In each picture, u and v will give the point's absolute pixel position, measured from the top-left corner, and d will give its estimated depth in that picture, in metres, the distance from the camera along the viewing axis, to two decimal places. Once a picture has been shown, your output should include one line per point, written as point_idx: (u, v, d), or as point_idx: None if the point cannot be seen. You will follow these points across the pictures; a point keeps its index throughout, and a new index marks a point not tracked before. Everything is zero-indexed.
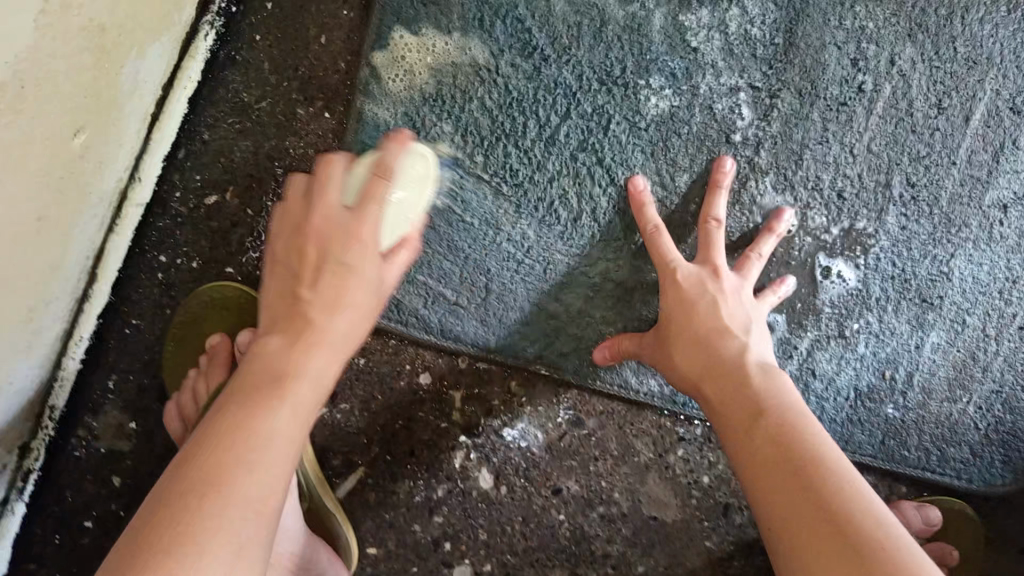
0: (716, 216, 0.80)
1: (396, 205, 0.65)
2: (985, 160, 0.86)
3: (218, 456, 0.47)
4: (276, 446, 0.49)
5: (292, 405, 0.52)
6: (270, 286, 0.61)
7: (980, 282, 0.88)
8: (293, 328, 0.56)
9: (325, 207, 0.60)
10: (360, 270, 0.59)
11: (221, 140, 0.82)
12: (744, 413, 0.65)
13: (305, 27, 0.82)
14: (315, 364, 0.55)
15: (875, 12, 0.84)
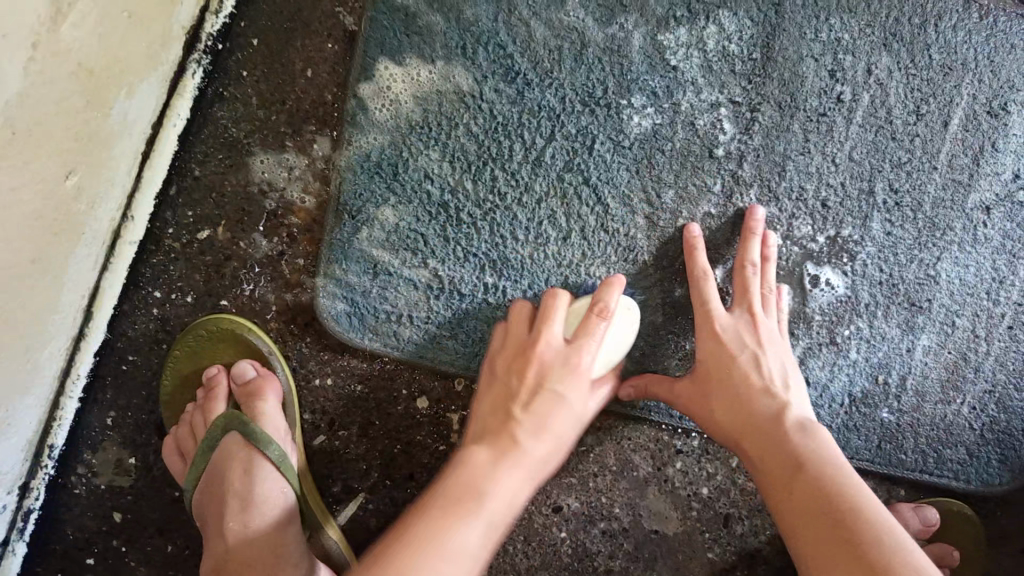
0: (750, 259, 0.81)
1: (614, 330, 0.76)
2: (965, 164, 0.88)
3: (408, 560, 0.54)
4: (477, 562, 0.57)
5: (488, 517, 0.60)
6: (477, 419, 0.71)
7: (967, 284, 0.89)
8: (498, 448, 0.66)
9: (541, 342, 0.73)
10: (550, 414, 0.69)
11: (212, 175, 0.83)
12: (782, 468, 0.67)
13: (290, 62, 0.82)
14: (508, 475, 0.64)
15: (851, 23, 0.85)
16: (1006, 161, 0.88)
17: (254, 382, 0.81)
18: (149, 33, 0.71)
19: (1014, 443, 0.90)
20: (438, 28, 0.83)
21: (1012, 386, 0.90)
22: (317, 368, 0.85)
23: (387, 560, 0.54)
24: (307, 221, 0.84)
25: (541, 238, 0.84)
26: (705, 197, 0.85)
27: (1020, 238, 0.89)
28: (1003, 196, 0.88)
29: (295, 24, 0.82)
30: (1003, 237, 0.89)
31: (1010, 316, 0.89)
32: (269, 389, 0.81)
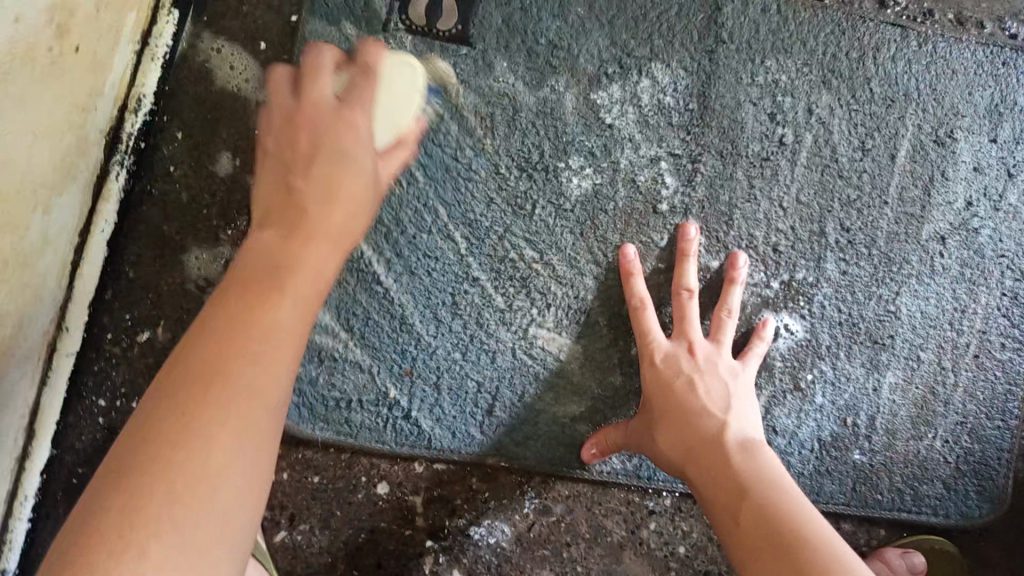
0: (687, 286, 0.80)
1: (397, 102, 0.68)
2: (916, 196, 0.86)
3: (180, 433, 0.45)
4: (279, 384, 0.50)
5: (297, 292, 0.54)
6: (268, 190, 0.65)
7: (929, 316, 0.87)
8: (290, 230, 0.58)
9: (348, 148, 0.64)
10: (347, 205, 0.62)
11: (147, 276, 0.80)
12: (727, 490, 0.65)
13: (217, 152, 0.79)
14: (314, 258, 0.57)
15: (788, 63, 0.83)
16: (958, 189, 0.86)
17: None
18: (66, 137, 0.68)
19: (990, 472, 0.88)
20: None
21: (984, 416, 0.88)
22: None
23: (134, 466, 0.43)
24: None
25: (490, 307, 0.82)
26: (653, 253, 0.83)
27: (979, 266, 0.87)
28: (958, 224, 0.86)
29: (219, 113, 0.79)
30: (961, 265, 0.87)
31: (975, 344, 0.88)
32: None
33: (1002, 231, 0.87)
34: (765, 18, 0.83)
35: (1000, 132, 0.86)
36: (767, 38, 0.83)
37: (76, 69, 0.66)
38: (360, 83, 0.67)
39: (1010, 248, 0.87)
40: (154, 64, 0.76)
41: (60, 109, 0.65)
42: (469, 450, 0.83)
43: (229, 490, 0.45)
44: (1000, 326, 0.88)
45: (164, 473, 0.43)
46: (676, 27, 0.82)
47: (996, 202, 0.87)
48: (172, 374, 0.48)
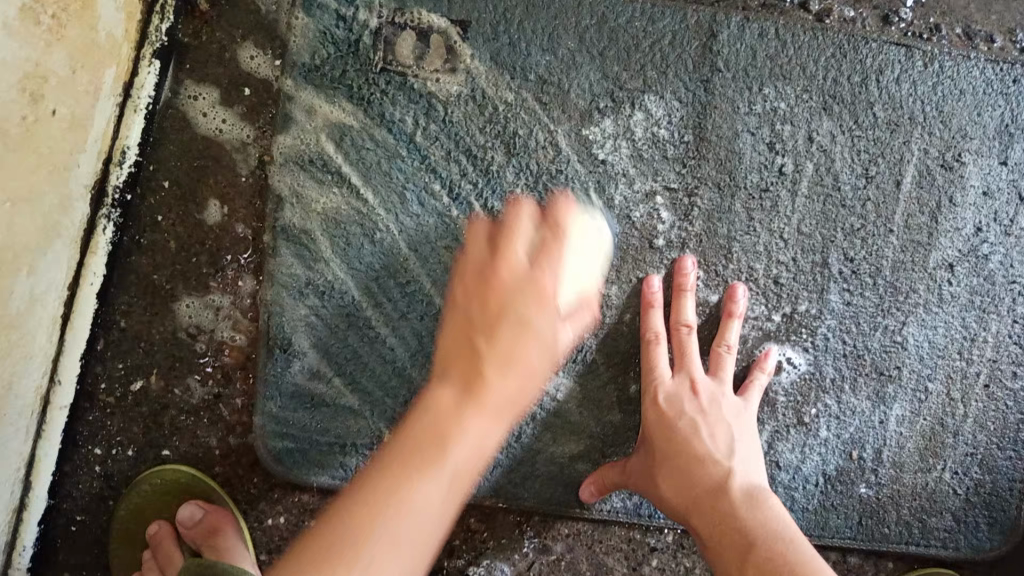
0: (686, 321, 0.79)
1: (573, 262, 0.66)
2: (923, 223, 0.83)
3: (407, 471, 0.52)
4: (456, 420, 0.54)
5: (445, 472, 0.52)
6: (449, 337, 0.61)
7: (937, 346, 0.84)
8: (469, 387, 0.56)
9: (498, 265, 0.62)
10: (540, 328, 0.60)
11: (138, 325, 0.79)
12: (736, 544, 0.66)
13: (204, 201, 0.79)
14: (484, 424, 0.55)
15: (787, 89, 0.81)
16: (966, 215, 0.83)
17: (207, 521, 0.77)
18: (50, 198, 0.67)
19: (1002, 504, 0.86)
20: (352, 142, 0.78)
21: (995, 447, 0.86)
22: (268, 507, 0.81)
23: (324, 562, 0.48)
24: (240, 360, 0.80)
25: None
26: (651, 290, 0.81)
27: (989, 292, 0.84)
28: (967, 251, 0.84)
29: (205, 160, 0.78)
30: (971, 293, 0.84)
31: (985, 373, 0.85)
32: (226, 522, 0.77)
33: (1013, 256, 0.84)
34: (762, 44, 0.81)
35: (1011, 153, 0.83)
36: (765, 64, 0.81)
37: (56, 132, 0.65)
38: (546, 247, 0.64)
39: (1022, 273, 0.84)
40: (137, 116, 0.76)
41: (37, 175, 0.64)
42: (467, 492, 0.82)
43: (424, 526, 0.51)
44: (1011, 354, 0.85)
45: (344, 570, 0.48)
46: (670, 57, 0.80)
47: (1007, 227, 0.83)
48: (341, 527, 0.50)
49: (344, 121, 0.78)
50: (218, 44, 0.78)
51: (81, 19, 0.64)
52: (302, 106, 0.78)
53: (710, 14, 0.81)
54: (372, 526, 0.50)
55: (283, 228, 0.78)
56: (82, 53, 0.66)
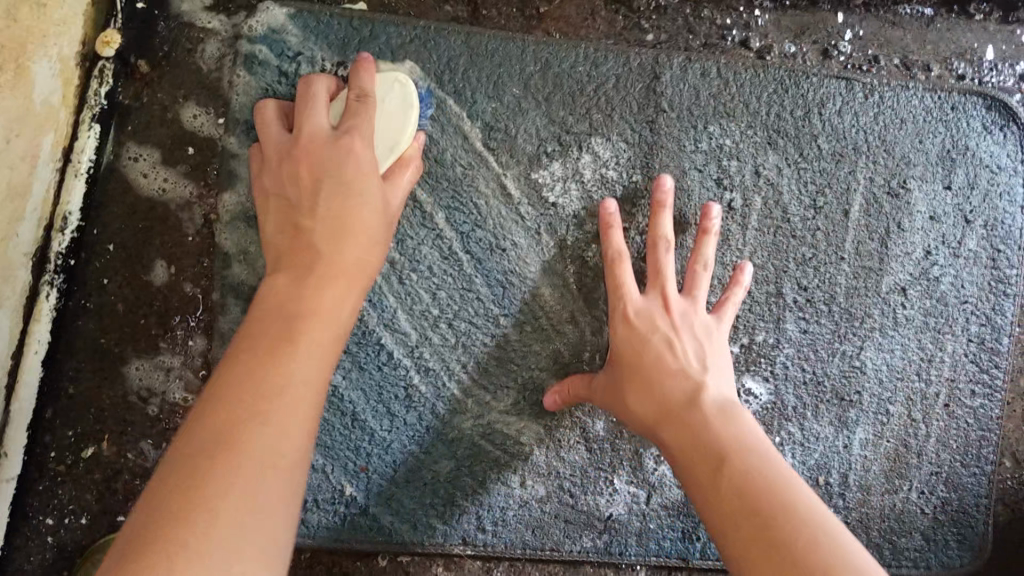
0: (661, 236, 0.77)
1: (377, 144, 0.68)
2: (873, 249, 0.84)
3: (240, 427, 0.50)
4: (302, 400, 0.54)
5: (285, 402, 0.52)
6: (266, 292, 0.60)
7: (895, 369, 0.85)
8: (286, 336, 0.56)
9: (354, 201, 0.64)
10: (325, 270, 0.61)
11: (87, 390, 0.77)
12: (707, 452, 0.62)
13: (152, 261, 0.78)
14: (302, 367, 0.55)
15: (731, 126, 0.82)
16: (915, 239, 0.84)
17: None
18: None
19: (970, 520, 0.86)
20: None
21: (959, 464, 0.85)
22: None
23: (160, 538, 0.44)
24: None
25: (445, 398, 0.79)
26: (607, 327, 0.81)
27: (942, 313, 0.85)
28: (918, 274, 0.84)
29: (152, 220, 0.78)
30: (925, 314, 0.84)
31: (944, 394, 0.85)
32: None
33: (964, 276, 0.84)
34: (705, 83, 0.83)
35: (954, 177, 0.84)
36: (708, 102, 0.82)
37: None
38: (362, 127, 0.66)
39: (973, 292, 0.85)
40: (78, 180, 0.75)
41: None
42: (433, 542, 0.80)
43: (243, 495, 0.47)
44: (968, 372, 0.85)
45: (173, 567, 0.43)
46: (614, 99, 0.82)
47: (955, 248, 0.84)
48: (162, 495, 0.46)
49: None
50: (160, 105, 0.78)
51: (15, 85, 0.64)
52: (247, 161, 0.78)
53: (652, 57, 0.82)
54: (187, 507, 0.45)
55: (233, 283, 0.78)
56: (19, 120, 0.65)
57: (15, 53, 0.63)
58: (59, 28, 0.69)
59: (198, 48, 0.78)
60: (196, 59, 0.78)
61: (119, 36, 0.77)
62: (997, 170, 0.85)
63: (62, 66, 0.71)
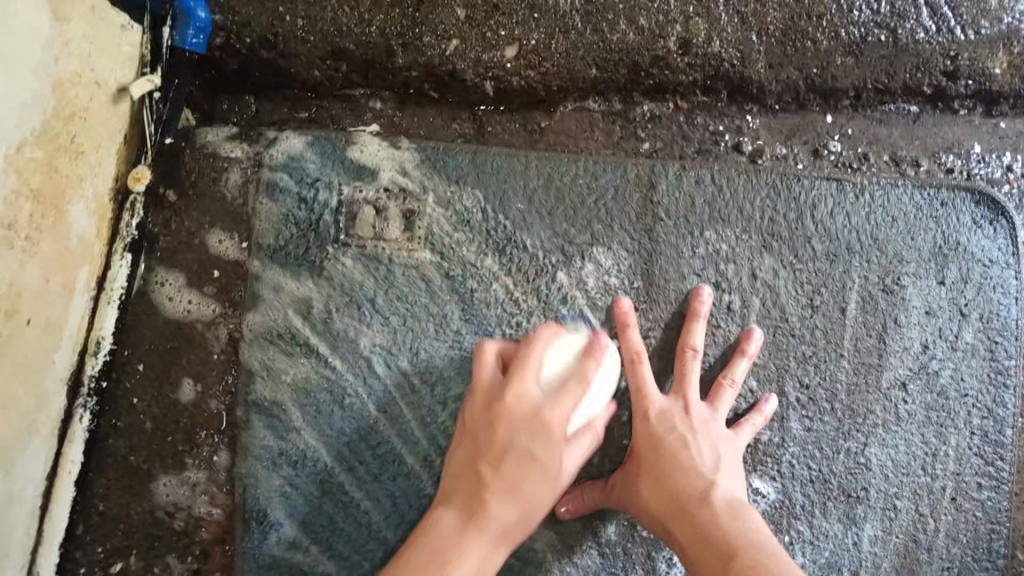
0: (692, 345, 0.82)
1: (597, 392, 0.75)
2: (871, 345, 0.86)
3: (410, 573, 0.60)
4: (469, 543, 0.62)
5: (455, 574, 0.60)
6: (457, 463, 0.69)
7: (900, 465, 0.86)
8: (472, 516, 0.64)
9: (507, 391, 0.68)
10: (545, 461, 0.66)
11: (116, 507, 0.81)
12: (716, 553, 0.69)
13: (177, 380, 0.82)
14: (479, 548, 0.63)
15: (727, 231, 0.86)
16: (913, 334, 0.86)
17: None
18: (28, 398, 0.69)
19: None
20: (316, 310, 0.82)
21: (971, 559, 0.86)
22: None
23: None
24: (219, 533, 0.81)
25: None
26: (616, 431, 0.83)
27: (944, 407, 0.86)
28: (918, 368, 0.86)
29: (177, 341, 0.82)
30: (927, 409, 0.86)
31: (951, 487, 0.86)
32: None
33: (963, 369, 0.87)
34: (700, 190, 0.86)
35: (948, 274, 0.87)
36: (704, 209, 0.86)
37: (34, 340, 0.68)
38: (522, 365, 0.69)
39: (973, 385, 0.87)
40: (110, 307, 0.79)
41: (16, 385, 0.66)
42: None
43: None
44: (974, 465, 0.86)
45: None
46: (614, 210, 0.86)
47: (952, 342, 0.87)
48: None
49: (309, 296, 0.82)
50: (186, 232, 0.83)
51: (55, 231, 0.68)
52: (269, 285, 0.82)
53: (648, 167, 0.87)
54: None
55: (255, 400, 0.81)
56: (56, 261, 0.69)
57: (55, 201, 0.67)
58: (94, 171, 0.73)
59: (222, 177, 0.84)
60: (220, 187, 0.84)
61: (149, 171, 0.82)
62: (988, 265, 0.87)
63: (96, 204, 0.75)
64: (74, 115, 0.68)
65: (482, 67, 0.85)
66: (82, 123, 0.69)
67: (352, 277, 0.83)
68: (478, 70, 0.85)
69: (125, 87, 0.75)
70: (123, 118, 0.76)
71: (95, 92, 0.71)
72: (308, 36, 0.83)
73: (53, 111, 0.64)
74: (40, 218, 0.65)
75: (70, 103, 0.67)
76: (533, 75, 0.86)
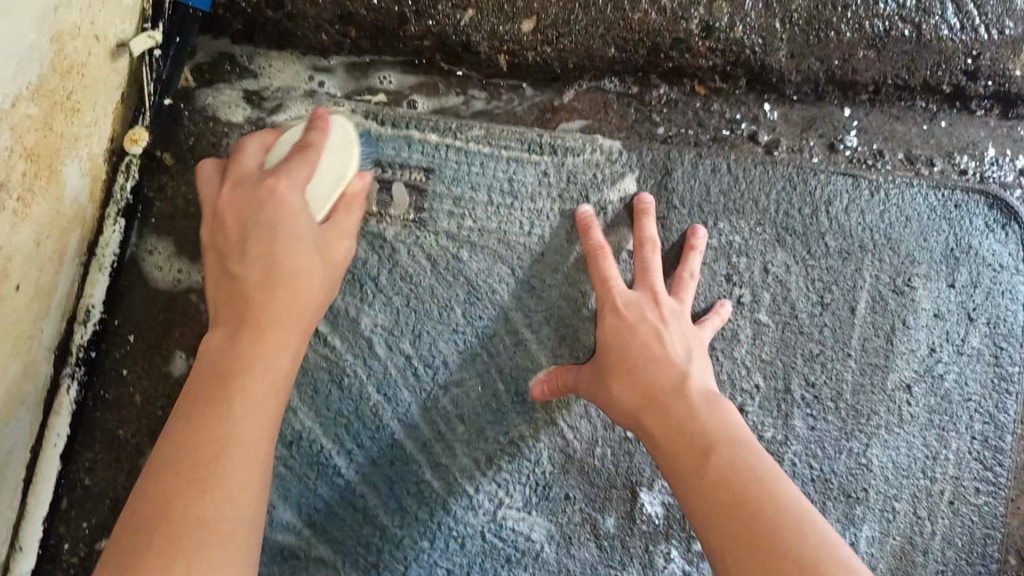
0: (646, 237, 0.80)
1: (328, 161, 0.65)
2: (879, 345, 0.86)
3: (193, 430, 0.53)
4: (288, 310, 0.59)
5: (248, 403, 0.55)
6: (215, 292, 0.61)
7: (902, 466, 0.86)
8: (241, 328, 0.58)
9: (228, 189, 0.62)
10: (284, 224, 0.60)
11: (103, 481, 0.78)
12: (692, 453, 0.63)
13: (171, 353, 0.79)
14: (279, 356, 0.58)
15: (741, 224, 0.85)
16: (920, 336, 0.86)
17: None
18: (14, 367, 0.65)
19: None
20: None
21: (965, 562, 0.85)
22: None
23: (171, 490, 0.50)
24: None
25: (457, 492, 0.80)
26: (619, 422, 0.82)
27: (947, 411, 0.86)
28: (923, 370, 0.86)
29: (171, 313, 0.80)
30: (929, 412, 0.86)
31: (950, 490, 0.86)
32: None
33: (967, 374, 0.86)
34: (715, 180, 0.85)
35: (958, 276, 0.86)
36: (719, 200, 0.85)
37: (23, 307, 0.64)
38: (293, 159, 0.63)
39: (976, 390, 0.86)
40: (101, 274, 0.76)
41: (6, 352, 0.63)
42: None
43: (283, 364, 0.58)
44: (973, 470, 0.86)
45: (173, 516, 0.49)
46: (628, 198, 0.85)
47: (958, 345, 0.86)
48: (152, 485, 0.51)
49: None
50: (184, 198, 0.81)
51: (46, 191, 0.64)
52: None
53: (664, 152, 0.85)
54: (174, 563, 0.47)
55: None
56: (47, 225, 0.65)
57: (48, 160, 0.63)
58: (88, 130, 0.69)
59: (221, 142, 0.82)
60: (218, 152, 0.82)
61: (145, 133, 0.77)
62: (999, 269, 0.87)
63: (90, 166, 0.71)
64: (72, 70, 0.64)
65: (496, 39, 0.82)
66: (78, 79, 0.65)
67: (356, 254, 0.81)
68: (492, 44, 0.82)
69: (125, 42, 0.71)
70: (122, 75, 0.72)
71: (93, 46, 0.66)
72: None
73: (50, 65, 0.60)
74: (32, 178, 0.61)
75: (67, 58, 0.63)
76: (549, 51, 0.83)
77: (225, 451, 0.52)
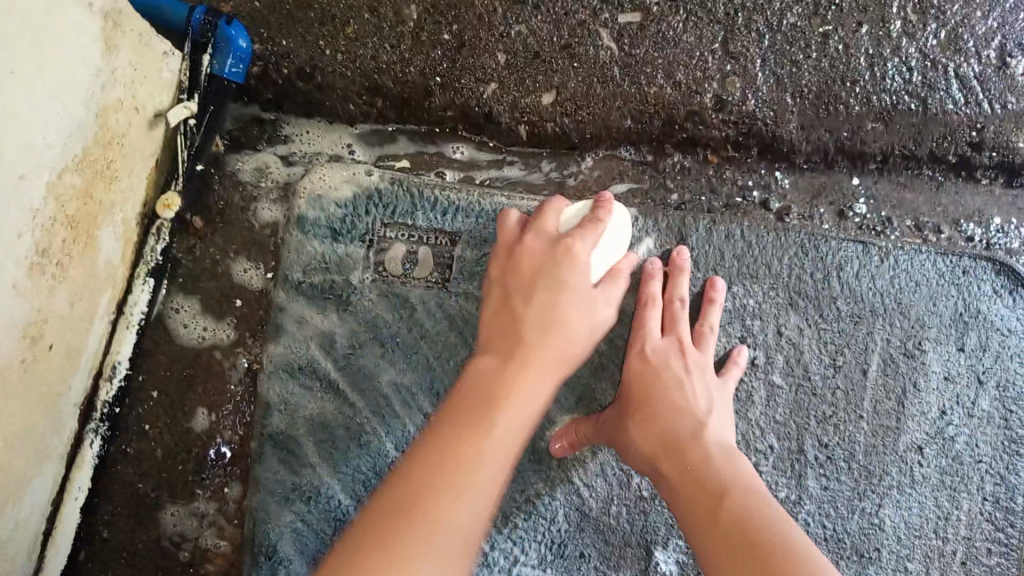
0: (680, 295, 0.83)
1: (608, 242, 0.75)
2: (890, 408, 0.87)
3: (462, 436, 0.60)
4: (564, 350, 0.70)
5: (511, 425, 0.63)
6: (489, 320, 0.72)
7: (913, 526, 0.86)
8: (510, 356, 0.67)
9: (527, 240, 0.75)
10: (569, 287, 0.72)
11: (121, 534, 0.79)
12: (707, 493, 0.67)
13: (193, 408, 0.81)
14: (539, 390, 0.66)
15: (754, 287, 0.87)
16: (930, 398, 0.87)
17: None
18: (44, 426, 0.66)
19: None
20: (339, 345, 0.82)
21: None
22: None
23: (417, 494, 0.55)
24: (225, 566, 0.80)
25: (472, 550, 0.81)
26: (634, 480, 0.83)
27: (958, 472, 0.87)
28: (934, 433, 0.87)
29: (195, 368, 0.81)
30: (940, 473, 0.86)
31: (962, 551, 0.86)
32: None
33: (977, 436, 0.87)
34: (728, 245, 0.87)
35: (967, 340, 0.88)
36: (732, 264, 0.87)
37: (55, 367, 0.66)
38: (586, 228, 0.74)
39: (987, 453, 0.87)
40: (129, 331, 0.77)
41: (38, 412, 0.64)
42: None
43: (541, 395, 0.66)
44: (984, 531, 0.86)
45: (408, 506, 0.54)
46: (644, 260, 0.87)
47: (969, 408, 0.87)
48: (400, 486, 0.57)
49: (333, 329, 0.82)
50: (211, 259, 0.83)
51: (83, 256, 0.66)
52: (293, 317, 0.82)
53: (679, 220, 0.87)
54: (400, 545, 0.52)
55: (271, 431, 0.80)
56: (81, 287, 0.67)
57: (86, 226, 0.66)
58: (124, 196, 0.72)
59: (251, 208, 0.85)
60: (249, 216, 0.84)
61: (178, 198, 0.79)
62: (1007, 332, 0.88)
63: (124, 229, 0.73)
64: (112, 141, 0.67)
65: (518, 111, 0.85)
66: (119, 149, 0.68)
67: (377, 313, 0.83)
68: (514, 115, 0.85)
69: (162, 112, 0.75)
70: (157, 143, 0.75)
71: (133, 117, 0.69)
72: (347, 69, 0.83)
73: (94, 137, 0.63)
74: (71, 244, 0.63)
75: (109, 129, 0.66)
76: (568, 122, 0.86)
77: (488, 461, 0.59)
